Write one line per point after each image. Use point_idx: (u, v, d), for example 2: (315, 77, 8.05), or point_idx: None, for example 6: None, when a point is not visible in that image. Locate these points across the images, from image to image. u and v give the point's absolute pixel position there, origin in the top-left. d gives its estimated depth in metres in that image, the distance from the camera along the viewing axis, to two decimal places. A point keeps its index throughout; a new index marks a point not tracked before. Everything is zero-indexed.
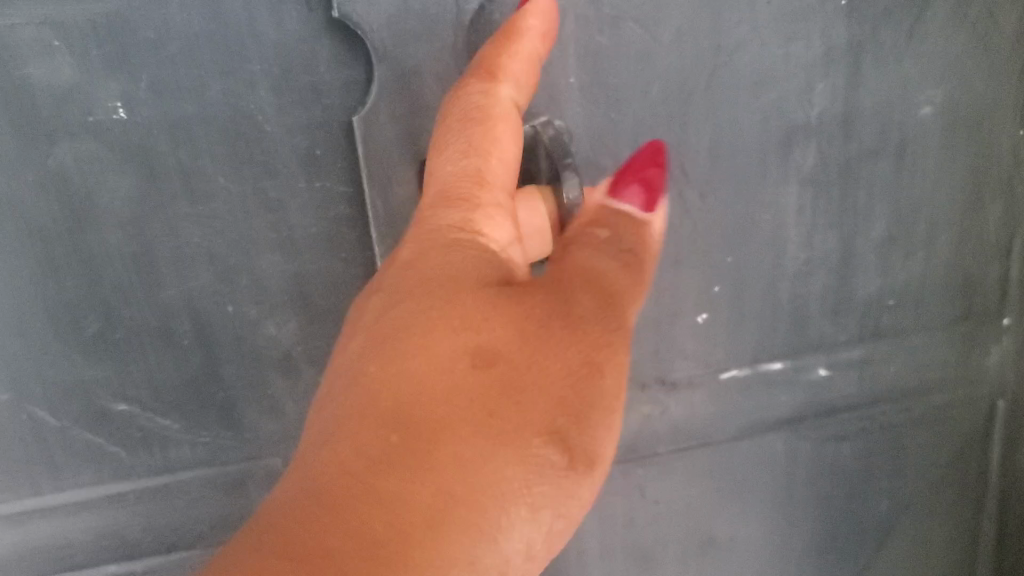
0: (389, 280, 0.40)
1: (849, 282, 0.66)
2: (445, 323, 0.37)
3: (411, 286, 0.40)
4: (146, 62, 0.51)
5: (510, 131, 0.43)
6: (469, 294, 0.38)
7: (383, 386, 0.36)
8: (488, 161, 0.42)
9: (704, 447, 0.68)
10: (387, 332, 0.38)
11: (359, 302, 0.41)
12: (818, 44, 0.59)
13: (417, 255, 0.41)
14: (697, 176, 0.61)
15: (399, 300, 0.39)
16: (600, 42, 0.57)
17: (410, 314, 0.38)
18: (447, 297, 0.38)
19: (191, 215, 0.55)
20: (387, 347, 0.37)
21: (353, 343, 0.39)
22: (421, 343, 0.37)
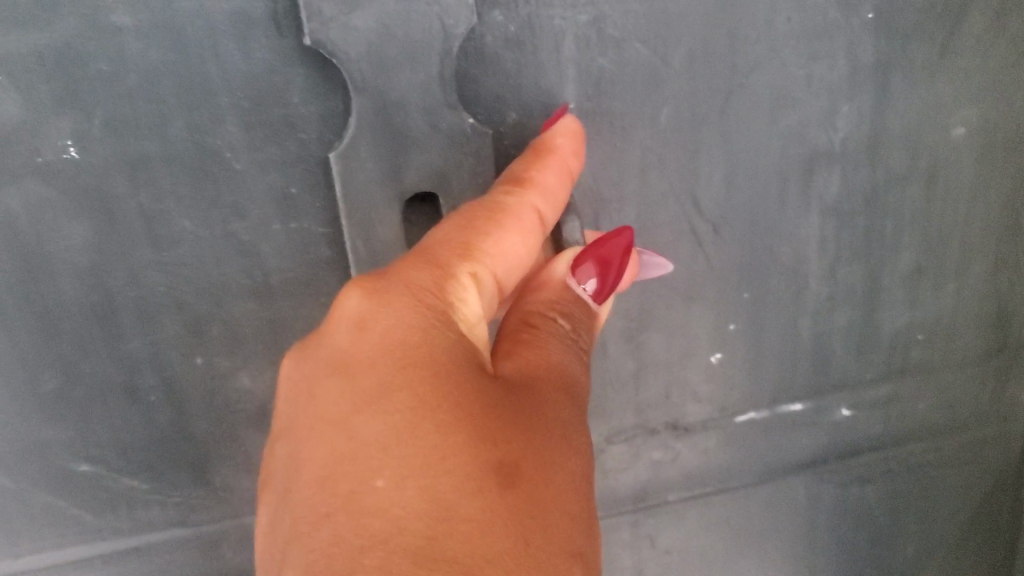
0: (380, 363, 0.37)
1: (874, 317, 0.61)
2: (463, 433, 0.35)
3: (411, 375, 0.36)
4: (100, 97, 0.46)
5: (516, 219, 0.44)
6: (475, 399, 0.36)
7: (399, 508, 0.33)
8: (488, 244, 0.42)
9: (720, 492, 0.63)
10: (393, 438, 0.35)
11: (335, 382, 0.37)
12: (842, 65, 0.54)
13: (417, 339, 0.37)
14: (712, 208, 0.56)
15: (400, 394, 0.36)
16: (604, 66, 0.51)
17: (415, 415, 0.35)
18: (460, 400, 0.36)
19: (156, 262, 0.50)
20: (397, 458, 0.34)
21: (334, 444, 0.35)
22: (437, 456, 0.34)
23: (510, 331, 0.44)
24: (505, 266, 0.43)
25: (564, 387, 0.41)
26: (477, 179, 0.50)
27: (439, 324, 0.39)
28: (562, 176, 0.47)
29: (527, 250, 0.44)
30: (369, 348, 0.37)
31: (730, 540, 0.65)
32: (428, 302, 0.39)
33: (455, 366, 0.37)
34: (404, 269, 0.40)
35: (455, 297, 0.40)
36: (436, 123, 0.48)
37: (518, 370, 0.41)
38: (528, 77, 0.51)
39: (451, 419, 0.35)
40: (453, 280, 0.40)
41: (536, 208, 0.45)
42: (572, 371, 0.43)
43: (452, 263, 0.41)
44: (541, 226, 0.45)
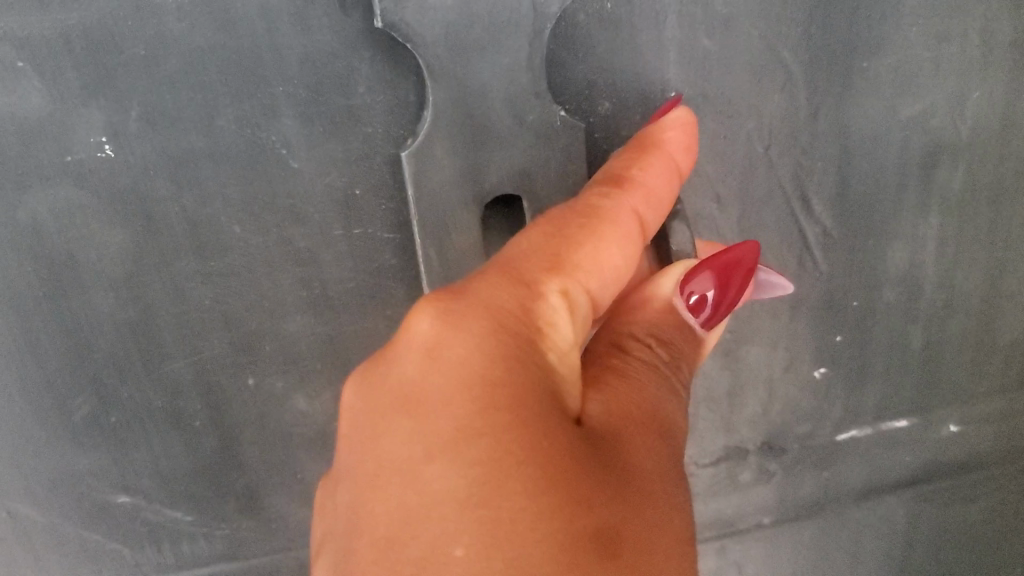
0: (456, 402, 0.30)
1: (993, 326, 0.55)
2: (557, 494, 0.29)
3: (496, 418, 0.30)
4: (136, 85, 0.40)
5: (612, 224, 0.37)
6: (570, 450, 0.30)
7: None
8: (578, 252, 0.35)
9: (812, 513, 0.58)
10: (473, 497, 0.29)
11: (402, 421, 0.31)
12: (975, 45, 0.47)
13: (500, 375, 0.30)
14: (822, 208, 0.50)
15: (480, 442, 0.29)
16: (707, 48, 0.46)
17: (497, 471, 0.29)
18: (552, 452, 0.30)
19: (201, 273, 0.44)
20: (477, 523, 0.28)
21: (403, 497, 0.29)
22: (526, 522, 0.28)
23: (600, 354, 0.38)
24: (599, 280, 0.36)
25: (661, 427, 0.35)
26: (567, 181, 0.44)
27: (525, 356, 0.32)
28: (667, 173, 0.40)
29: (626, 261, 0.37)
30: (440, 385, 0.30)
31: (824, 566, 0.59)
32: (512, 329, 0.32)
33: (546, 407, 0.31)
34: (482, 284, 0.33)
35: (546, 323, 0.34)
36: (522, 115, 0.42)
37: (612, 409, 0.34)
38: (624, 62, 0.45)
39: (541, 477, 0.29)
40: (539, 300, 0.34)
41: (634, 210, 0.38)
42: (670, 405, 0.37)
43: (540, 280, 0.34)
44: (641, 234, 0.38)
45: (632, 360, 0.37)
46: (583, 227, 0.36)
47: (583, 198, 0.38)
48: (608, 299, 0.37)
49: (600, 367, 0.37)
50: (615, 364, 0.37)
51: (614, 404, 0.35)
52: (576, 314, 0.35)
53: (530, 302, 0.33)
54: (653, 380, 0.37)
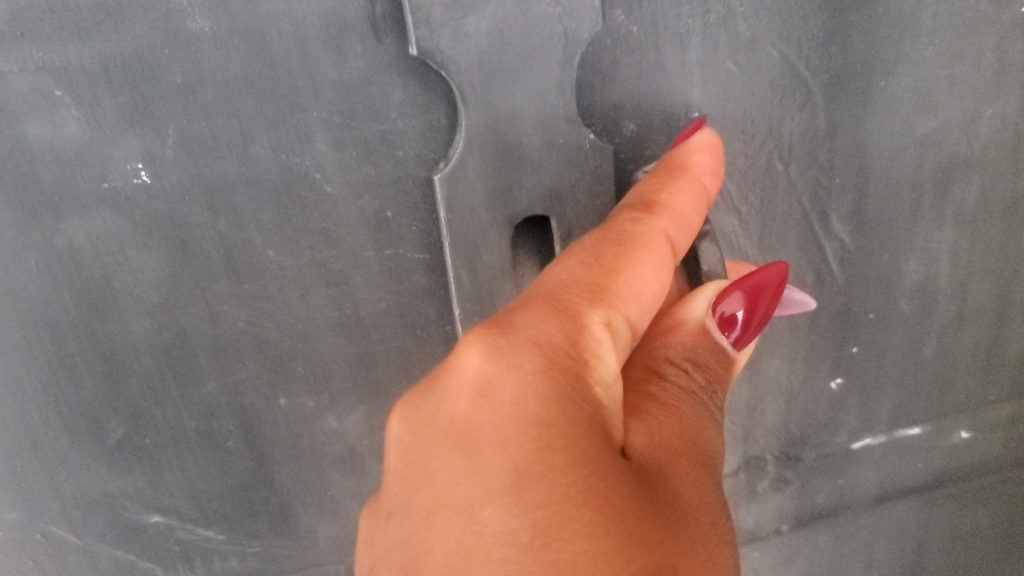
0: (512, 442, 0.30)
1: (1005, 335, 0.56)
2: (613, 534, 0.30)
3: (552, 458, 0.30)
4: (173, 113, 0.41)
5: (651, 253, 0.37)
6: (623, 488, 0.31)
7: None
8: (619, 282, 0.35)
9: (828, 519, 0.59)
10: (534, 539, 0.30)
11: (455, 458, 0.31)
12: (989, 63, 0.48)
13: (553, 415, 0.31)
14: (839, 223, 0.51)
15: (538, 484, 0.30)
16: (730, 69, 0.46)
17: (557, 513, 0.30)
18: (607, 491, 0.31)
19: (235, 296, 0.45)
20: (539, 563, 0.30)
21: (463, 535, 0.30)
22: (586, 564, 0.30)
23: (638, 380, 0.39)
24: (638, 309, 0.36)
25: (701, 455, 0.37)
26: (595, 201, 0.44)
27: (573, 391, 0.32)
28: (697, 198, 0.41)
29: (661, 287, 0.37)
30: (494, 423, 0.31)
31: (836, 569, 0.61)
32: (562, 366, 0.32)
33: (598, 444, 0.32)
34: (528, 319, 0.33)
35: (591, 355, 0.33)
36: (553, 139, 0.43)
37: (655, 440, 0.35)
38: (648, 83, 0.46)
39: (598, 518, 0.30)
40: (584, 333, 0.33)
41: (668, 236, 0.38)
42: (707, 430, 0.38)
43: (584, 312, 0.34)
44: (674, 259, 0.38)
45: (669, 386, 0.38)
46: (624, 257, 0.36)
47: (618, 225, 0.38)
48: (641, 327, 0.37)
49: (639, 394, 0.38)
50: (653, 391, 0.38)
51: (657, 433, 0.36)
52: (619, 345, 0.35)
53: (575, 334, 0.33)
54: (691, 408, 0.38)
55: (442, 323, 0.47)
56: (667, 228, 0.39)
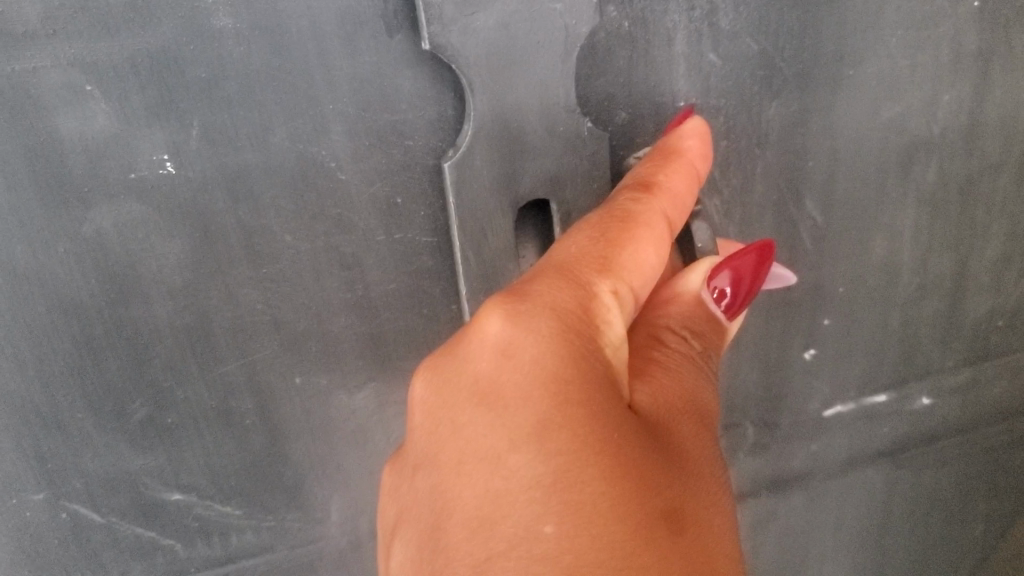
0: (534, 397, 0.33)
1: (961, 305, 0.60)
2: (630, 479, 0.33)
3: (572, 412, 0.33)
4: (197, 106, 0.43)
5: (649, 229, 0.40)
6: (636, 438, 0.34)
7: (576, 559, 0.31)
8: (622, 254, 0.39)
9: (801, 483, 0.63)
10: (558, 483, 0.32)
11: (481, 413, 0.33)
12: (946, 53, 0.53)
13: (571, 372, 0.34)
14: (812, 204, 0.55)
15: (560, 434, 0.32)
16: (712, 61, 0.50)
17: (579, 459, 0.32)
18: (623, 442, 0.33)
19: (254, 279, 0.47)
20: (563, 504, 0.32)
21: (490, 480, 0.32)
22: (607, 505, 0.32)
23: (640, 349, 0.43)
24: (640, 279, 0.39)
25: (697, 414, 0.40)
26: (593, 186, 0.47)
27: (589, 352, 0.35)
28: (687, 179, 0.44)
29: (659, 260, 0.40)
30: (517, 380, 0.33)
31: (809, 530, 0.65)
32: (578, 330, 0.35)
33: (612, 399, 0.34)
34: (544, 289, 0.36)
35: (602, 320, 0.36)
36: (554, 127, 0.46)
37: (656, 399, 0.39)
38: (638, 74, 0.49)
39: (616, 465, 0.33)
40: (596, 300, 0.36)
41: (664, 213, 0.42)
42: (702, 392, 0.41)
43: (593, 281, 0.37)
44: (671, 233, 0.41)
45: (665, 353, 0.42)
46: (625, 231, 0.39)
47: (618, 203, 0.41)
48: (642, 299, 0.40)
49: (642, 361, 0.41)
50: (653, 358, 0.42)
51: (660, 394, 0.39)
52: (624, 312, 0.38)
53: (587, 301, 0.36)
54: (689, 372, 0.42)
55: (448, 302, 0.50)
56: (663, 206, 0.42)
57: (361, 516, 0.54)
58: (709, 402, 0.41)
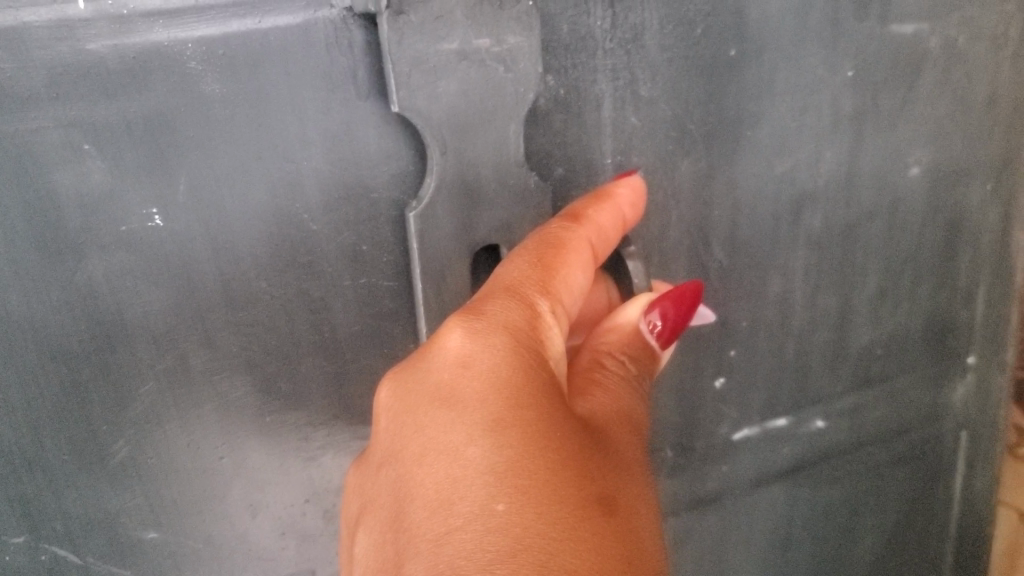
0: (490, 399, 0.41)
1: (847, 333, 0.70)
2: (567, 471, 0.40)
3: (521, 412, 0.41)
4: (185, 162, 0.47)
5: (581, 262, 0.48)
6: (572, 437, 0.42)
7: (523, 528, 0.37)
8: (557, 281, 0.46)
9: (715, 503, 0.70)
10: (509, 469, 0.39)
11: (445, 414, 0.41)
12: (826, 114, 0.62)
13: (522, 379, 0.42)
14: (719, 247, 0.62)
15: (511, 430, 0.40)
16: (633, 123, 0.56)
17: (526, 451, 0.40)
18: (563, 440, 0.41)
19: (231, 324, 0.51)
20: (512, 487, 0.38)
21: (450, 467, 0.39)
22: (548, 489, 0.39)
23: (583, 369, 0.49)
24: (570, 300, 0.47)
25: (626, 424, 0.47)
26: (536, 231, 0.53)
27: (533, 362, 0.43)
28: (613, 219, 0.51)
29: (585, 289, 0.48)
30: (475, 385, 0.41)
31: (724, 546, 0.71)
32: (525, 343, 0.43)
33: (553, 405, 0.42)
34: (497, 308, 0.44)
35: (542, 336, 0.44)
36: (505, 179, 0.51)
37: (590, 409, 0.46)
38: (572, 133, 0.55)
39: (557, 457, 0.40)
40: (537, 319, 0.44)
41: (591, 244, 0.49)
42: (633, 407, 0.48)
43: (535, 301, 0.45)
44: (593, 261, 0.48)
45: (597, 369, 0.49)
46: (561, 260, 0.47)
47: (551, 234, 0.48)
48: (572, 316, 0.48)
49: (579, 376, 0.49)
50: (591, 378, 0.48)
51: (596, 409, 0.46)
52: (559, 330, 0.46)
53: (528, 317, 0.44)
54: (624, 390, 0.48)
55: (406, 339, 0.56)
56: (596, 246, 0.50)
57: (324, 542, 0.59)
58: (638, 414, 0.48)
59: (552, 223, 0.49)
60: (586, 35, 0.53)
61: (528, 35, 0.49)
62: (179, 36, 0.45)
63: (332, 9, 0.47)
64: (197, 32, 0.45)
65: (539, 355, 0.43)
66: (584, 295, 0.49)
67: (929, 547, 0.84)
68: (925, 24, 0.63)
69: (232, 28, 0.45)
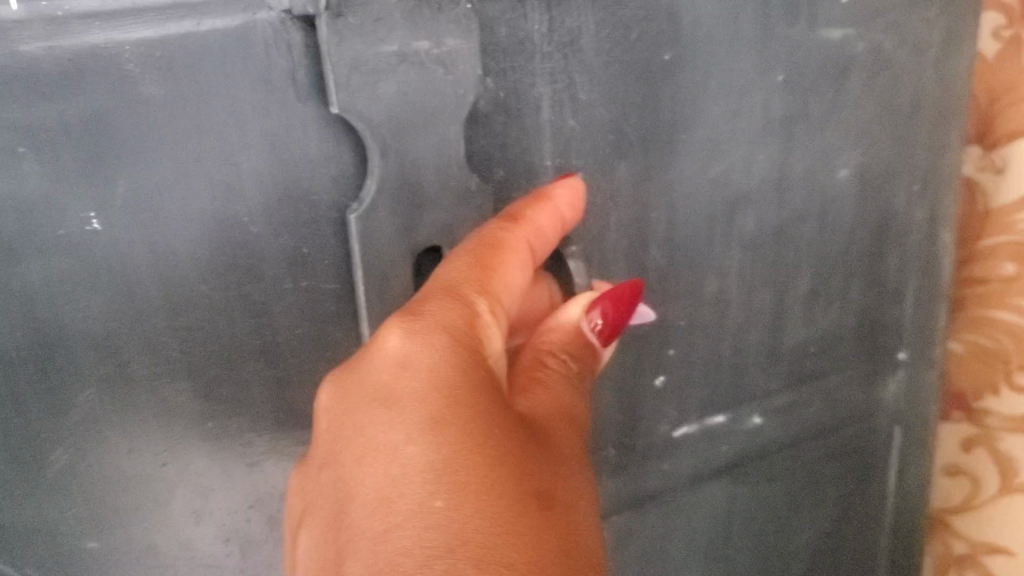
0: (428, 398, 0.41)
1: (781, 332, 0.72)
2: (506, 466, 0.41)
3: (460, 410, 0.41)
4: (125, 165, 0.46)
5: (519, 261, 0.48)
6: (510, 433, 0.42)
7: (461, 525, 0.38)
8: (495, 280, 0.47)
9: (656, 501, 0.71)
10: (448, 467, 0.39)
11: (384, 413, 0.41)
12: (757, 118, 0.64)
13: (460, 377, 0.42)
14: (657, 248, 0.63)
15: (450, 428, 0.40)
16: (572, 126, 0.57)
17: (464, 448, 0.40)
18: (502, 436, 0.42)
19: (173, 329, 0.50)
20: (451, 485, 0.39)
21: (389, 465, 0.40)
22: (487, 484, 0.39)
23: (524, 367, 0.50)
24: (509, 299, 0.48)
25: (567, 420, 0.48)
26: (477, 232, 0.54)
27: (473, 361, 0.43)
28: (552, 218, 0.52)
29: (524, 286, 0.49)
30: (414, 384, 0.41)
31: (666, 544, 0.72)
32: (464, 342, 0.43)
33: (492, 402, 0.43)
34: (435, 308, 0.44)
35: (480, 335, 0.45)
36: (447, 181, 0.52)
37: (531, 406, 0.47)
38: (512, 135, 0.55)
39: (496, 453, 0.41)
40: (475, 318, 0.45)
41: (529, 244, 0.50)
42: (575, 403, 0.49)
43: (474, 300, 0.45)
44: (532, 259, 0.49)
45: (538, 366, 0.49)
46: (499, 259, 0.47)
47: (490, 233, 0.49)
48: (512, 316, 0.49)
49: (522, 375, 0.49)
50: (533, 375, 0.49)
51: (537, 405, 0.47)
52: (499, 328, 0.46)
53: (465, 316, 0.44)
54: (565, 387, 0.49)
55: (347, 340, 0.56)
56: (535, 246, 0.50)
57: (266, 548, 0.58)
58: (580, 409, 0.49)
59: (491, 222, 0.49)
60: (524, 39, 0.53)
61: (466, 38, 0.50)
62: (116, 38, 0.44)
63: (270, 12, 0.47)
64: (136, 34, 0.45)
65: (478, 354, 0.44)
66: (523, 295, 0.49)
67: (862, 539, 0.87)
68: (851, 30, 0.65)
69: (170, 30, 0.45)
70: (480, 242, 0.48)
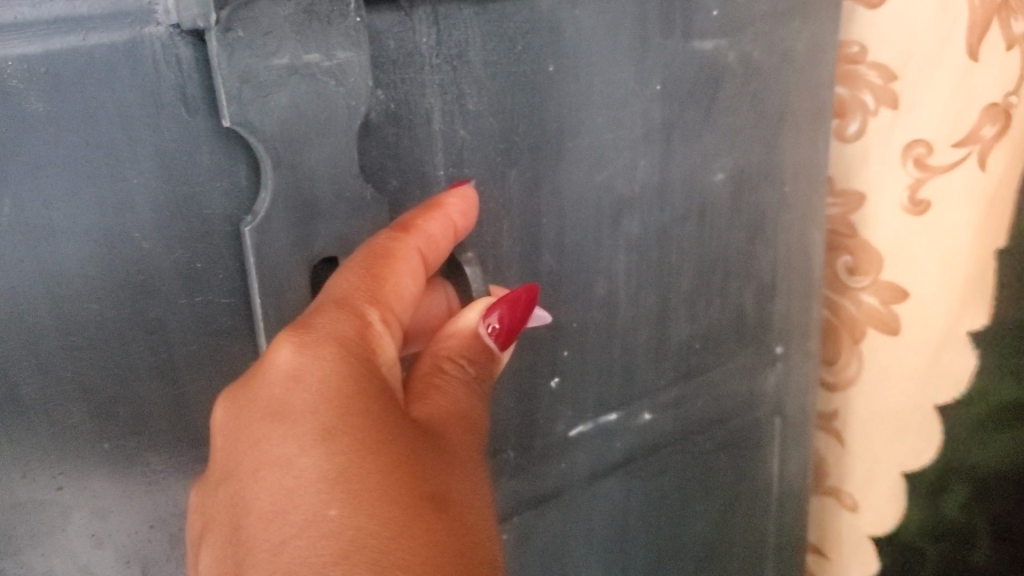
0: (321, 409, 0.42)
1: (667, 330, 0.75)
2: (400, 472, 0.41)
3: (352, 419, 0.42)
4: (9, 183, 0.45)
5: (409, 271, 0.49)
6: (404, 439, 0.43)
7: (354, 531, 0.39)
8: (386, 290, 0.47)
9: (556, 500, 0.72)
10: (342, 475, 0.40)
11: (277, 428, 0.41)
12: (637, 125, 0.67)
13: (352, 388, 0.43)
14: (548, 254, 0.65)
15: (342, 437, 0.41)
16: (462, 136, 0.58)
17: (357, 456, 0.41)
18: (395, 442, 0.42)
19: (66, 348, 0.49)
20: (345, 492, 0.40)
21: (282, 478, 0.40)
22: (381, 491, 0.40)
23: (421, 374, 0.50)
24: (402, 308, 0.48)
25: (463, 424, 0.49)
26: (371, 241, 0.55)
27: (365, 370, 0.44)
28: (443, 227, 0.52)
29: (416, 295, 0.50)
30: (306, 397, 0.42)
31: (567, 542, 0.74)
32: (355, 352, 0.44)
33: (386, 410, 0.43)
34: (325, 320, 0.44)
35: (371, 346, 0.45)
36: (341, 192, 0.52)
37: (427, 412, 0.48)
38: (404, 146, 0.56)
39: (389, 459, 0.41)
40: (365, 328, 0.45)
41: (419, 253, 0.50)
42: (471, 407, 0.50)
43: (364, 311, 0.46)
44: (423, 268, 0.50)
45: (434, 373, 0.50)
46: (389, 270, 0.48)
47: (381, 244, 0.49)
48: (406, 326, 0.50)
49: (419, 382, 0.50)
50: (429, 382, 0.50)
51: (433, 411, 0.48)
52: (392, 338, 0.47)
53: (356, 328, 0.45)
54: (462, 391, 0.50)
55: (243, 354, 0.56)
56: (426, 254, 0.51)
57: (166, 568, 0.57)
58: (477, 412, 0.50)
59: (381, 234, 0.50)
60: (412, 51, 0.54)
61: (356, 50, 0.51)
62: None
63: (158, 26, 0.47)
64: (18, 49, 0.44)
65: (370, 363, 0.44)
66: (416, 303, 0.50)
67: (750, 527, 0.91)
68: (722, 41, 0.68)
69: (55, 44, 0.44)
70: (370, 253, 0.49)
